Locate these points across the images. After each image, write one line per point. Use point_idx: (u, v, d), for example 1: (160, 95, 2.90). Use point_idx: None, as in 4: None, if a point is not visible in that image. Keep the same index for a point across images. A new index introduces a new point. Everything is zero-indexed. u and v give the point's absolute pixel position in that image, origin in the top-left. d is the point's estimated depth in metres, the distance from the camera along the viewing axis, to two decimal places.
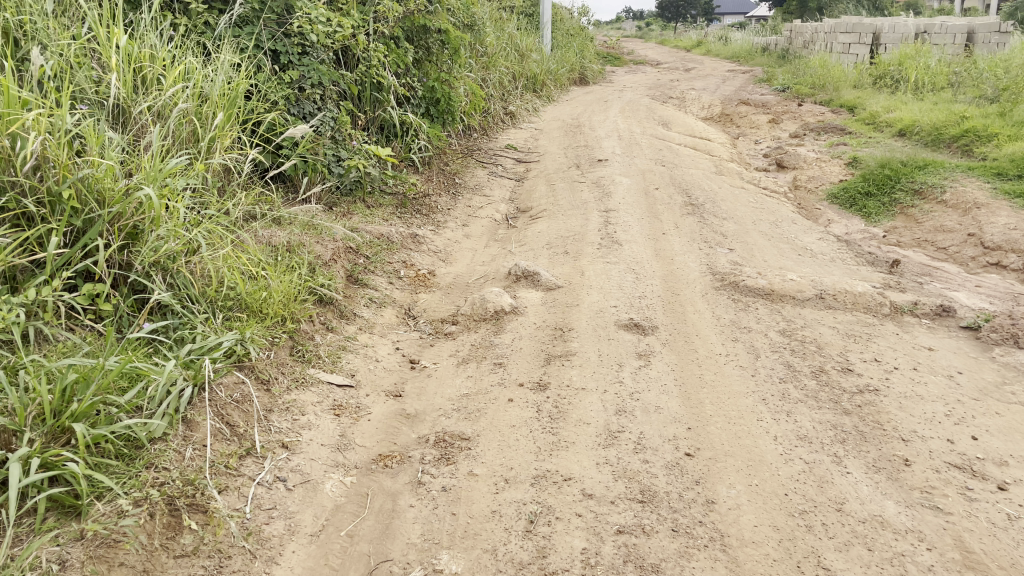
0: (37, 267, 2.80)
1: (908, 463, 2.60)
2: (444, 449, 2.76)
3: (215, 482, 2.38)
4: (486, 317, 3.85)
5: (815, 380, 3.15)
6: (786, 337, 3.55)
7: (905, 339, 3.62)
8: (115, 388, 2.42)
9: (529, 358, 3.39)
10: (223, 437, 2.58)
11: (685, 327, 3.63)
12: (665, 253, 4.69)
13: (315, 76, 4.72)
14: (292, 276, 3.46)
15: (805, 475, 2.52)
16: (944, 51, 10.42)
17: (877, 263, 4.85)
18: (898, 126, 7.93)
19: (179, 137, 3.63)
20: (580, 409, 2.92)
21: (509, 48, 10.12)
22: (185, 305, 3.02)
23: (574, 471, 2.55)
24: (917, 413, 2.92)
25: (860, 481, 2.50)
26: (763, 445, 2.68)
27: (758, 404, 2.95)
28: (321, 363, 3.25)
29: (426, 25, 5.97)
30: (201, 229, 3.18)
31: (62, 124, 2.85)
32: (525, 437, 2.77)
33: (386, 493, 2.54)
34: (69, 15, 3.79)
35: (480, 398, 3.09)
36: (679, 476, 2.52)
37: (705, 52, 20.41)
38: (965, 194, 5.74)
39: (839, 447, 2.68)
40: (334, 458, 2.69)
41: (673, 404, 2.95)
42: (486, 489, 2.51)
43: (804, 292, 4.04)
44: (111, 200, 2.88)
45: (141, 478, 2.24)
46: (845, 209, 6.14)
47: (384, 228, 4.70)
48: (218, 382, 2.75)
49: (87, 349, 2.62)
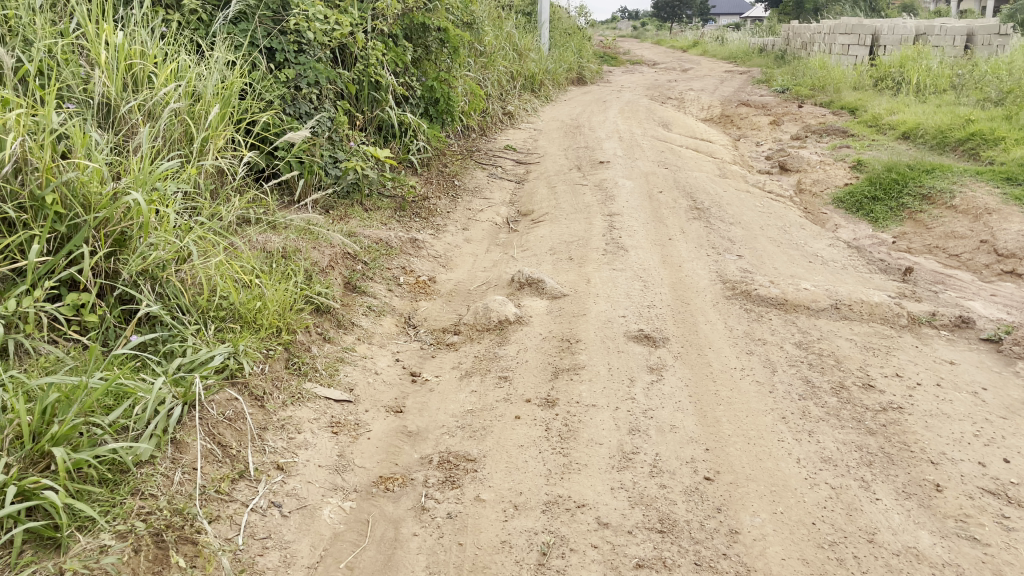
0: (19, 276, 2.65)
1: (940, 489, 2.47)
2: (448, 471, 2.61)
3: (205, 511, 2.23)
4: (490, 327, 3.70)
5: (836, 398, 3.00)
6: (803, 350, 3.41)
7: (925, 352, 3.49)
8: (99, 407, 2.28)
9: (536, 372, 3.24)
10: (214, 459, 2.43)
11: (698, 339, 3.49)
12: (673, 259, 4.55)
13: (312, 75, 4.56)
14: (288, 284, 3.31)
15: (832, 502, 2.39)
16: (945, 53, 10.32)
17: (889, 271, 4.71)
18: (902, 128, 7.79)
19: (170, 138, 3.49)
20: (590, 428, 2.77)
21: (507, 47, 9.96)
22: (175, 316, 2.86)
23: (588, 497, 2.40)
24: (944, 433, 2.78)
25: (890, 509, 2.36)
26: (787, 468, 2.54)
27: (778, 423, 2.81)
28: (317, 376, 3.09)
29: (425, 23, 5.82)
30: (192, 235, 3.02)
31: (46, 124, 2.70)
32: (534, 459, 2.62)
33: (387, 519, 2.39)
34: (57, 10, 3.64)
35: (485, 416, 2.94)
36: (698, 503, 2.37)
37: (701, 52, 20.27)
38: (975, 199, 5.60)
39: (866, 471, 2.54)
40: (332, 480, 2.54)
41: (688, 422, 2.81)
42: (495, 517, 2.36)
43: (818, 302, 3.89)
44: (97, 205, 2.73)
45: (126, 506, 2.09)
46: (851, 214, 6.01)
47: (383, 233, 4.54)
48: (209, 399, 2.59)
49: (70, 364, 2.47)
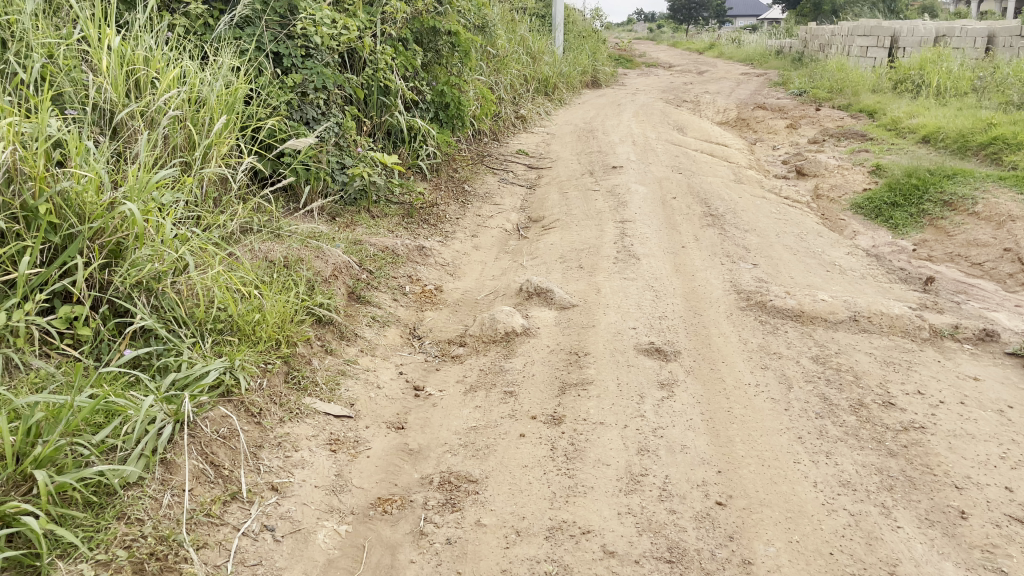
0: (10, 288, 2.56)
1: (964, 516, 2.35)
2: (449, 493, 2.51)
3: (194, 537, 2.14)
4: (497, 339, 3.60)
5: (854, 416, 2.88)
6: (820, 365, 3.28)
7: (947, 367, 3.36)
8: (88, 426, 2.20)
9: (542, 387, 3.13)
10: (205, 480, 2.35)
11: (711, 352, 3.38)
12: (685, 268, 4.43)
13: (320, 80, 4.48)
14: (289, 295, 3.22)
15: (851, 530, 2.27)
16: (966, 55, 10.16)
17: (909, 281, 4.58)
18: (922, 132, 7.63)
19: (172, 145, 3.41)
20: (598, 448, 2.67)
21: (520, 50, 9.85)
22: (171, 329, 2.77)
23: (594, 523, 2.30)
24: (969, 456, 2.66)
25: (913, 538, 2.24)
26: (803, 492, 2.43)
27: (793, 444, 2.69)
28: (317, 391, 3.00)
29: (435, 26, 5.73)
30: (190, 246, 2.94)
31: (41, 132, 2.62)
32: (539, 481, 2.52)
33: (384, 544, 2.30)
34: (60, 14, 3.56)
35: (489, 433, 2.84)
36: (710, 530, 2.26)
37: (717, 54, 20.08)
38: (998, 206, 5.45)
39: (886, 496, 2.42)
40: (328, 502, 2.45)
41: (700, 442, 2.70)
42: (497, 543, 2.26)
43: (836, 314, 3.76)
44: (93, 215, 2.65)
45: (111, 532, 2.01)
46: (870, 220, 5.88)
47: (389, 240, 4.45)
48: (202, 417, 2.51)
49: (61, 382, 2.39)
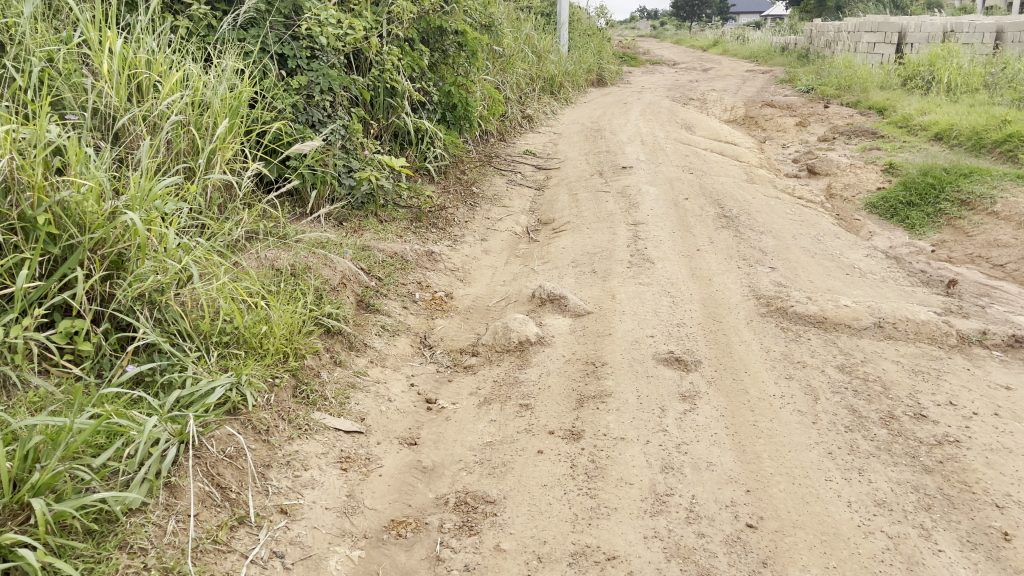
0: (8, 302, 2.45)
1: (1008, 538, 2.23)
2: (465, 515, 2.41)
3: (200, 567, 2.04)
4: (510, 348, 3.50)
5: (885, 430, 2.76)
6: (846, 375, 3.17)
7: (978, 376, 3.23)
8: (89, 449, 2.10)
9: (559, 400, 3.02)
10: (211, 503, 2.25)
11: (733, 362, 3.26)
12: (702, 273, 4.32)
13: (325, 82, 4.35)
14: (297, 306, 3.11)
15: (891, 554, 2.16)
16: (974, 51, 9.94)
17: (931, 284, 4.46)
18: (934, 130, 7.51)
19: (175, 150, 3.31)
20: (620, 465, 2.57)
21: (526, 49, 9.72)
22: (175, 343, 2.66)
23: (619, 548, 2.19)
24: (1008, 471, 2.54)
25: (955, 563, 2.13)
26: (838, 513, 2.32)
27: (823, 459, 2.58)
28: (326, 405, 2.89)
29: (442, 25, 5.61)
30: (194, 256, 2.82)
31: (39, 139, 2.51)
32: (559, 502, 2.41)
33: (399, 571, 2.20)
34: (59, 16, 3.46)
35: (505, 449, 2.74)
36: (742, 556, 2.15)
37: (722, 50, 19.91)
38: (1018, 205, 5.33)
39: (925, 517, 2.31)
40: (339, 525, 2.35)
41: (727, 459, 2.59)
42: (517, 571, 2.15)
43: (860, 321, 3.64)
44: (93, 225, 2.54)
45: (113, 564, 1.92)
46: (886, 219, 5.76)
47: (398, 246, 4.35)
48: (208, 437, 2.41)
49: (61, 401, 2.28)
